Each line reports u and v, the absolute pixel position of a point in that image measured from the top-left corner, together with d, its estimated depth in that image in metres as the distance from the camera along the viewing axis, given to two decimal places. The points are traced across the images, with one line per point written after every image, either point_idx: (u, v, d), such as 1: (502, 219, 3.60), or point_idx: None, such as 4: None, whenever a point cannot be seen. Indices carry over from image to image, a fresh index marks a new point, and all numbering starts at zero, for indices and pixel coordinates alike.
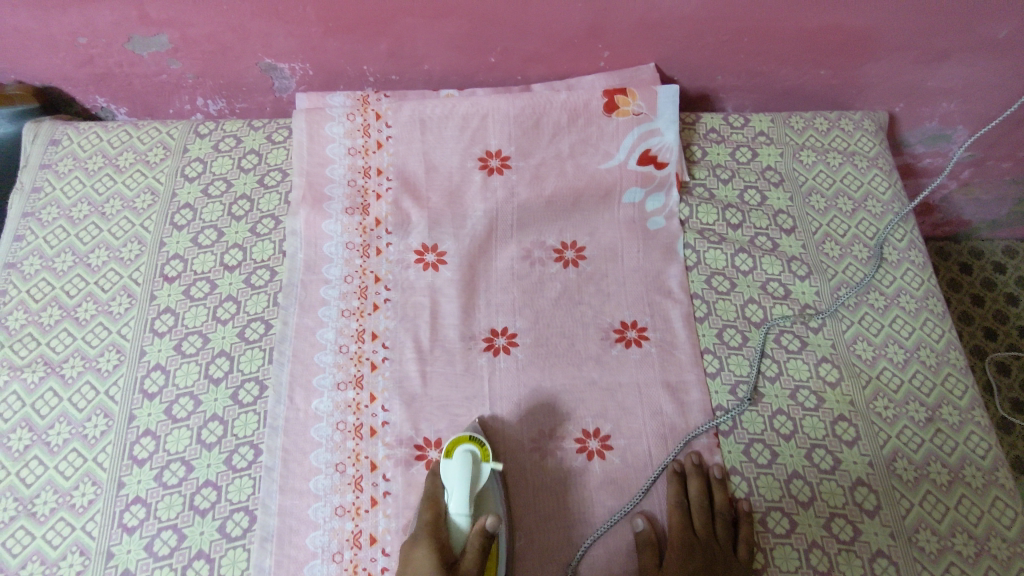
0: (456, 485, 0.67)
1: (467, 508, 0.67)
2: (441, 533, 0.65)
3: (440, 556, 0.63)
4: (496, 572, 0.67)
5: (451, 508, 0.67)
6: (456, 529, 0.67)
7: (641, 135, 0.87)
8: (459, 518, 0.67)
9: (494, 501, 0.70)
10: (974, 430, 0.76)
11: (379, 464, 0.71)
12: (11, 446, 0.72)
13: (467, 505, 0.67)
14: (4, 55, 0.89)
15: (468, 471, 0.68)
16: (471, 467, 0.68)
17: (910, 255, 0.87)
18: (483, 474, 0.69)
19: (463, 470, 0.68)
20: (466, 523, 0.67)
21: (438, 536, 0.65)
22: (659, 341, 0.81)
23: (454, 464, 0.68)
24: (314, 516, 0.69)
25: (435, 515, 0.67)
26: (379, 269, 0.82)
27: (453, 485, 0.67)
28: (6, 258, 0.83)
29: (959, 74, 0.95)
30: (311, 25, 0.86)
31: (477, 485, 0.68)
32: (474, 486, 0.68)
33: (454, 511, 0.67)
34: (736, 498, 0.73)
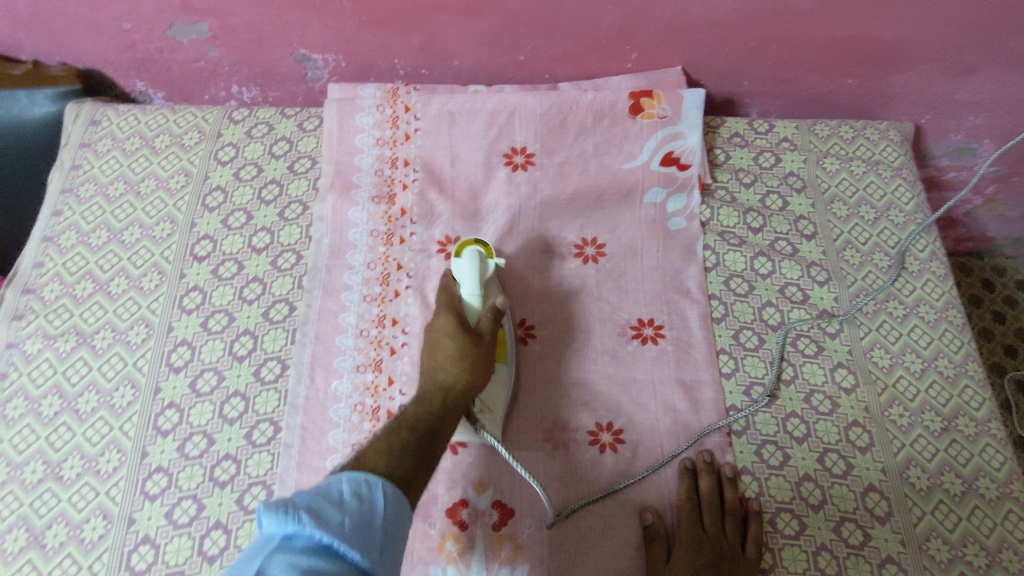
0: (469, 275, 0.74)
1: (479, 288, 0.74)
2: (459, 308, 0.73)
3: (462, 323, 0.70)
4: (505, 352, 0.78)
5: (464, 291, 0.74)
6: (470, 307, 0.73)
7: (664, 138, 0.88)
8: (472, 297, 0.73)
9: (495, 291, 0.78)
10: (990, 442, 0.76)
11: None
12: (42, 412, 0.74)
13: (479, 287, 0.74)
14: (50, 37, 0.92)
15: (477, 262, 0.75)
16: (480, 262, 0.76)
17: (931, 265, 0.87)
18: (489, 265, 0.77)
19: (473, 265, 0.75)
20: (479, 301, 0.74)
21: (458, 314, 0.71)
22: (675, 339, 0.81)
23: (464, 263, 0.75)
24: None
25: (451, 297, 0.74)
26: (401, 257, 0.83)
27: (466, 279, 0.74)
28: (44, 232, 0.86)
29: (988, 88, 0.95)
30: (346, 18, 0.88)
31: (485, 273, 0.76)
32: (482, 270, 0.76)
33: (467, 292, 0.74)
34: (746, 497, 0.74)
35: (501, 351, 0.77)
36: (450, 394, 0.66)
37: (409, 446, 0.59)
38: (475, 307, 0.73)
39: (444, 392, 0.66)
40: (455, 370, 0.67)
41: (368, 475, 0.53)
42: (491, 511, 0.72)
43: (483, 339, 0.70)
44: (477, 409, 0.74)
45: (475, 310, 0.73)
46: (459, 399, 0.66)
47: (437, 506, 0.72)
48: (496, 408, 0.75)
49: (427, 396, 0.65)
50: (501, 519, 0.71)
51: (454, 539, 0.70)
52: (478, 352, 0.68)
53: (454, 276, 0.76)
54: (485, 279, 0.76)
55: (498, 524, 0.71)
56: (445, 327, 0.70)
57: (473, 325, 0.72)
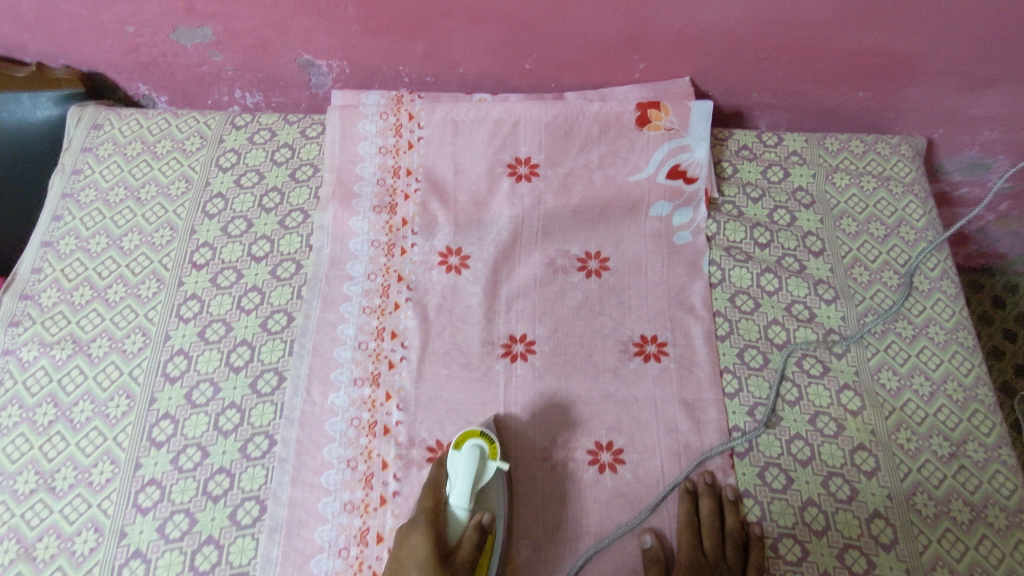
0: (462, 478, 0.68)
1: (467, 504, 0.67)
2: (440, 520, 0.66)
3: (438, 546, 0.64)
4: (488, 570, 0.67)
5: (451, 497, 0.68)
6: (455, 523, 0.67)
7: (671, 150, 0.86)
8: (459, 510, 0.67)
9: (496, 501, 0.71)
10: (999, 469, 0.74)
11: (390, 464, 0.71)
12: (36, 421, 0.74)
13: (468, 499, 0.68)
14: (54, 40, 0.91)
15: (475, 467, 0.68)
16: (478, 464, 0.68)
17: (942, 285, 0.85)
18: (489, 469, 0.69)
19: (469, 465, 0.68)
20: (466, 515, 0.68)
21: (437, 524, 0.66)
22: (678, 357, 0.80)
23: (456, 471, 0.68)
24: (324, 510, 0.69)
25: (435, 504, 0.67)
26: (402, 269, 0.83)
27: (455, 489, 0.68)
28: (43, 236, 0.85)
29: (1003, 103, 0.93)
30: (351, 24, 0.87)
31: (481, 481, 0.68)
32: (478, 480, 0.68)
33: (455, 503, 0.68)
34: (748, 521, 0.72)
35: (483, 568, 0.67)
36: None
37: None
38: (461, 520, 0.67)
39: None
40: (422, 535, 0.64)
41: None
42: None
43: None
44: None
45: (458, 526, 0.67)
46: None
47: None
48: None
49: None
50: None
51: None
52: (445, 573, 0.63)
53: (447, 469, 0.70)
54: (480, 488, 0.69)
55: None
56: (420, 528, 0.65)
57: (450, 547, 0.66)
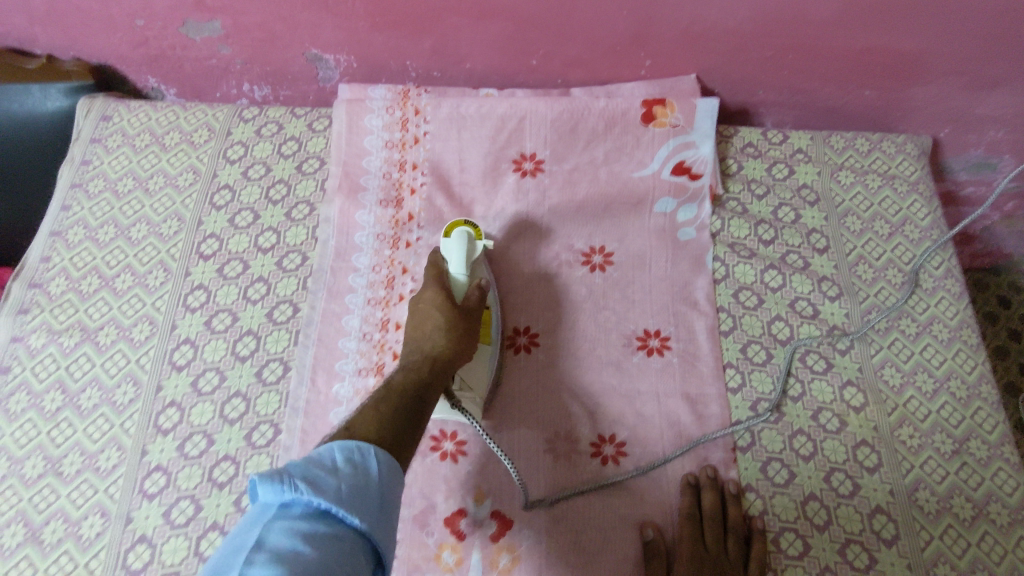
0: (456, 255, 0.76)
1: (466, 270, 0.76)
2: (448, 283, 0.75)
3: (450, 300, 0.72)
4: (490, 334, 0.78)
5: (451, 268, 0.76)
6: (457, 283, 0.75)
7: (676, 147, 0.87)
8: (460, 275, 0.75)
9: (484, 271, 0.80)
10: (1002, 466, 0.74)
11: None
12: (44, 407, 0.74)
13: (466, 267, 0.76)
14: (64, 33, 0.92)
15: (465, 243, 0.77)
16: (469, 241, 0.77)
17: (946, 283, 0.86)
18: (477, 247, 0.79)
19: (461, 244, 0.76)
20: (466, 278, 0.75)
21: (446, 291, 0.73)
22: (681, 351, 0.80)
23: (454, 239, 0.77)
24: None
25: (438, 273, 0.76)
26: (407, 261, 0.83)
27: (452, 252, 0.76)
28: (52, 226, 0.86)
29: (1009, 103, 0.93)
30: (358, 19, 0.88)
31: (473, 253, 0.78)
32: (470, 251, 0.77)
33: (455, 270, 0.75)
34: (750, 515, 0.72)
35: (485, 334, 0.78)
36: (437, 361, 0.66)
37: (399, 404, 0.60)
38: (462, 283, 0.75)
39: (431, 360, 0.66)
40: (443, 341, 0.68)
41: (358, 444, 0.52)
42: (490, 522, 0.71)
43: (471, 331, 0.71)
44: (457, 387, 0.73)
45: (462, 286, 0.75)
46: (447, 361, 0.66)
47: (435, 515, 0.71)
48: (477, 386, 0.75)
49: (415, 362, 0.66)
50: (499, 530, 0.70)
51: (452, 549, 0.69)
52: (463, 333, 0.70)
53: (443, 253, 0.78)
54: (473, 260, 0.78)
55: (497, 535, 0.70)
56: (434, 299, 0.72)
57: (459, 303, 0.73)
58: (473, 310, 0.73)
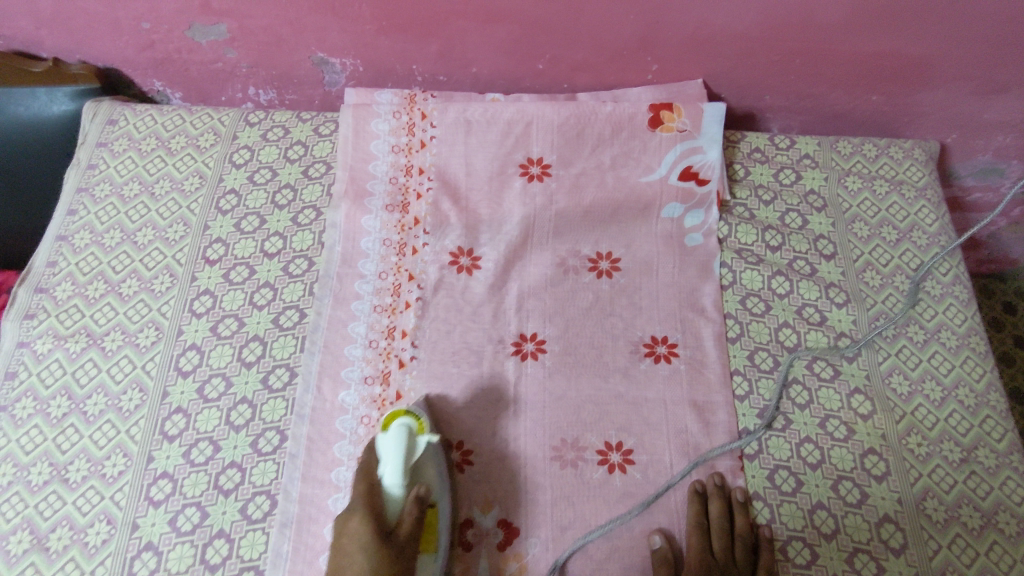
0: (392, 459, 0.66)
1: (402, 482, 0.66)
2: (379, 504, 0.65)
3: (380, 533, 0.63)
4: (435, 543, 0.67)
5: (385, 477, 0.66)
6: (390, 503, 0.66)
7: (683, 152, 0.86)
8: (395, 490, 0.65)
9: (433, 471, 0.70)
10: (1010, 475, 0.74)
11: None
12: (50, 413, 0.74)
13: (403, 478, 0.66)
14: (70, 36, 0.92)
15: (404, 441, 0.66)
16: (407, 440, 0.67)
17: (954, 290, 0.85)
18: (421, 445, 0.68)
19: (399, 441, 0.66)
20: (402, 493, 0.66)
21: (375, 515, 0.64)
22: (689, 358, 0.80)
23: (390, 438, 0.67)
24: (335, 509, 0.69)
25: (369, 489, 0.66)
26: (413, 268, 0.83)
27: (388, 444, 0.66)
28: (58, 230, 0.86)
29: (1018, 107, 0.92)
30: (365, 23, 0.88)
31: (413, 456, 0.67)
32: (410, 457, 0.67)
33: (388, 482, 0.66)
34: (757, 523, 0.72)
35: (428, 541, 0.67)
36: None
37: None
38: (396, 505, 0.66)
39: None
40: None
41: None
42: (498, 530, 0.71)
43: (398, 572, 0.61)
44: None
45: (396, 506, 0.66)
46: None
47: None
48: None
49: None
50: (507, 538, 0.70)
51: (458, 558, 0.69)
52: None
53: (376, 450, 0.68)
54: (414, 463, 0.68)
55: (505, 543, 0.70)
56: (360, 534, 0.62)
57: (390, 530, 0.64)
58: (406, 542, 0.64)
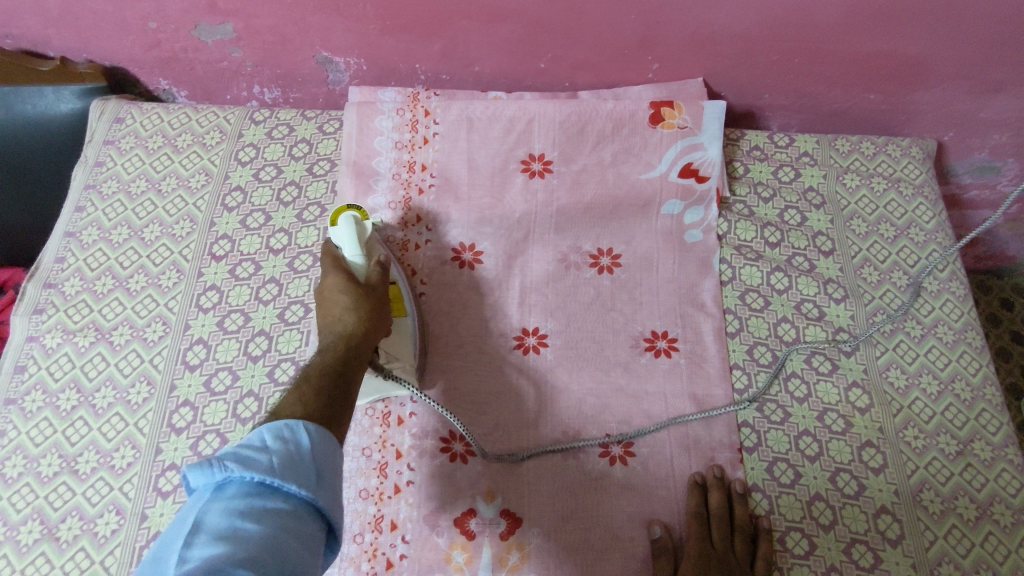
0: (349, 240, 0.75)
1: (360, 249, 0.75)
2: (350, 272, 0.73)
3: (355, 281, 0.72)
4: (402, 306, 0.79)
5: (347, 253, 0.75)
6: (355, 267, 0.74)
7: (683, 149, 0.87)
8: (356, 258, 0.74)
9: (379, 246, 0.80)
10: (1006, 467, 0.75)
11: (404, 454, 0.74)
12: (59, 406, 0.75)
13: (360, 247, 0.75)
14: (78, 36, 0.93)
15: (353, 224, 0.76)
16: (356, 225, 0.77)
17: (951, 285, 0.86)
18: (365, 227, 0.78)
19: (350, 224, 0.76)
20: (364, 260, 0.75)
21: (347, 272, 0.72)
22: (689, 353, 0.81)
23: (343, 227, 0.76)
24: (343, 496, 0.73)
25: (335, 260, 0.74)
26: (416, 264, 0.85)
27: (342, 233, 0.76)
28: (66, 227, 0.87)
29: (1014, 107, 0.94)
30: (369, 22, 0.89)
31: (364, 234, 0.78)
32: (361, 230, 0.77)
33: (353, 254, 0.74)
34: (756, 514, 0.73)
35: (397, 305, 0.79)
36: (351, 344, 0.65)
37: (321, 391, 0.59)
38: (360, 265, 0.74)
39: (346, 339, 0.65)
40: (354, 321, 0.67)
41: (286, 424, 0.52)
42: (500, 520, 0.72)
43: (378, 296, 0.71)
44: (383, 360, 0.74)
45: (361, 269, 0.74)
46: (361, 343, 0.66)
47: (445, 515, 0.72)
48: (401, 357, 0.76)
49: (329, 348, 0.65)
50: (509, 528, 0.71)
51: (461, 548, 0.70)
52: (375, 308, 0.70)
53: (335, 240, 0.77)
54: (365, 238, 0.78)
55: (506, 533, 0.71)
56: (337, 283, 0.71)
57: (364, 282, 0.73)
58: (378, 286, 0.73)
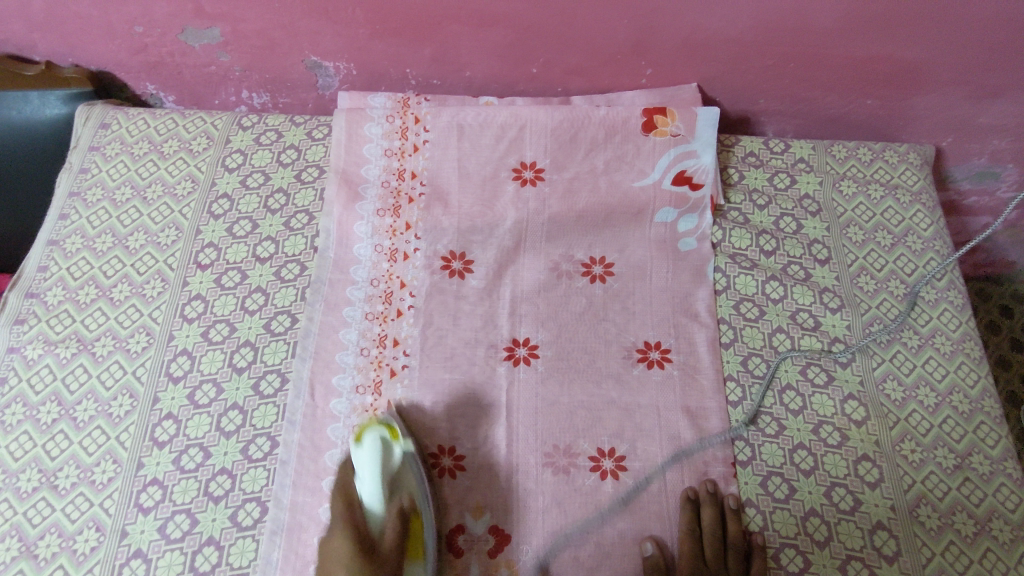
0: (369, 473, 0.69)
1: (380, 494, 0.68)
2: (361, 523, 0.67)
3: (359, 547, 0.65)
4: (422, 549, 0.68)
5: (365, 492, 0.69)
6: (372, 514, 0.69)
7: (677, 156, 0.86)
8: (374, 506, 0.69)
9: (415, 477, 0.71)
10: (1005, 482, 0.74)
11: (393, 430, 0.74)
12: (40, 419, 0.74)
13: (380, 490, 0.69)
14: (63, 39, 0.92)
15: (378, 453, 0.69)
16: (381, 452, 0.69)
17: (949, 295, 0.85)
18: (393, 454, 0.71)
19: (375, 447, 0.69)
20: (381, 509, 0.69)
21: (354, 530, 0.66)
22: (682, 363, 0.80)
23: (365, 448, 0.70)
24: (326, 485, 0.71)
25: (348, 504, 0.69)
26: (404, 275, 0.82)
27: (364, 454, 0.69)
28: (50, 235, 0.85)
29: (1013, 111, 0.92)
30: (358, 27, 0.87)
31: (390, 464, 0.70)
32: (387, 462, 0.70)
33: (366, 499, 0.69)
34: (750, 530, 0.72)
35: (414, 549, 0.68)
36: None
37: None
38: (379, 516, 0.68)
39: None
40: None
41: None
42: (488, 536, 0.70)
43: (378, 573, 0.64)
44: None
45: (378, 520, 0.68)
46: None
47: None
48: None
49: None
50: (498, 545, 0.70)
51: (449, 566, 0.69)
52: None
53: (353, 463, 0.70)
54: (390, 470, 0.70)
55: (495, 550, 0.70)
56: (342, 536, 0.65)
57: (374, 544, 0.66)
58: (388, 553, 0.65)
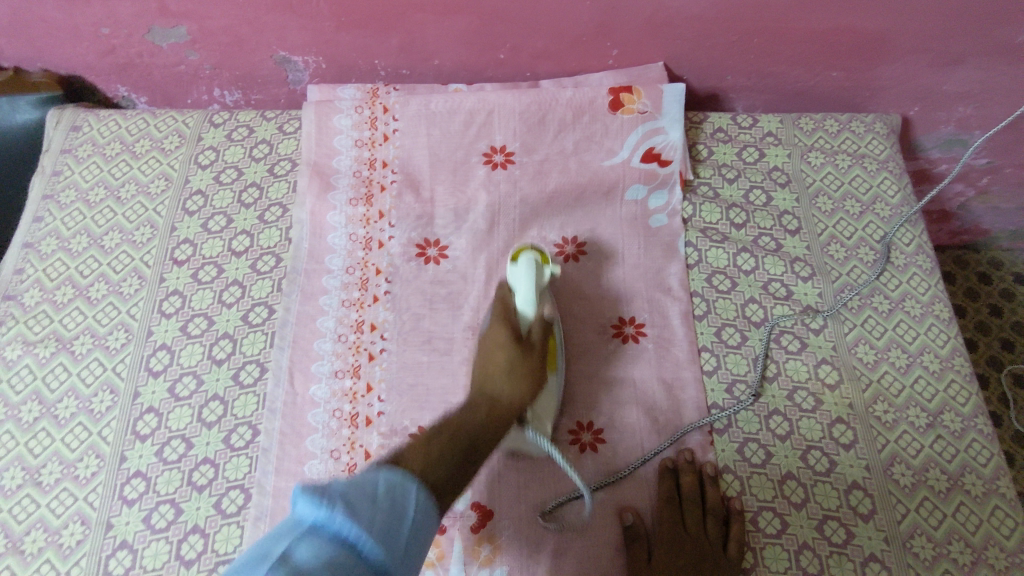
0: (524, 285, 0.73)
1: (533, 301, 0.73)
2: (516, 324, 0.72)
3: (515, 339, 0.70)
4: (557, 362, 0.75)
5: (519, 300, 0.73)
6: (523, 315, 0.73)
7: (645, 133, 0.87)
8: (527, 309, 0.72)
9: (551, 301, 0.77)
10: (976, 437, 0.75)
11: (375, 386, 0.76)
12: (21, 418, 0.74)
13: (533, 298, 0.73)
14: (31, 44, 0.92)
15: (533, 270, 0.74)
16: (536, 271, 0.74)
17: (917, 259, 0.86)
18: (545, 273, 0.76)
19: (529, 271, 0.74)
20: (534, 313, 0.72)
21: (511, 327, 0.71)
22: (656, 337, 0.81)
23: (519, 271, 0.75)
24: (316, 396, 0.75)
25: (506, 310, 0.73)
26: (380, 262, 0.83)
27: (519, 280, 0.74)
28: (25, 238, 0.86)
29: (976, 77, 0.94)
30: (324, 20, 0.88)
31: (541, 281, 0.75)
32: (538, 279, 0.75)
33: (522, 305, 0.73)
34: (728, 496, 0.73)
35: (553, 361, 0.74)
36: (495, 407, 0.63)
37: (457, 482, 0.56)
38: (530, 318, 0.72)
39: (492, 401, 0.64)
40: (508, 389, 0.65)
41: (403, 475, 0.49)
42: (471, 512, 0.71)
43: (534, 360, 0.69)
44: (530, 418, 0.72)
45: (527, 321, 0.72)
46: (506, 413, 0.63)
47: None
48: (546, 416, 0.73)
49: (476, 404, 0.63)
50: (481, 521, 0.71)
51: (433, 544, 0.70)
52: (531, 375, 0.68)
53: (510, 283, 0.75)
54: (541, 287, 0.75)
55: (478, 526, 0.70)
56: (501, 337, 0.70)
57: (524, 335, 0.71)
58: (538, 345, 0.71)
